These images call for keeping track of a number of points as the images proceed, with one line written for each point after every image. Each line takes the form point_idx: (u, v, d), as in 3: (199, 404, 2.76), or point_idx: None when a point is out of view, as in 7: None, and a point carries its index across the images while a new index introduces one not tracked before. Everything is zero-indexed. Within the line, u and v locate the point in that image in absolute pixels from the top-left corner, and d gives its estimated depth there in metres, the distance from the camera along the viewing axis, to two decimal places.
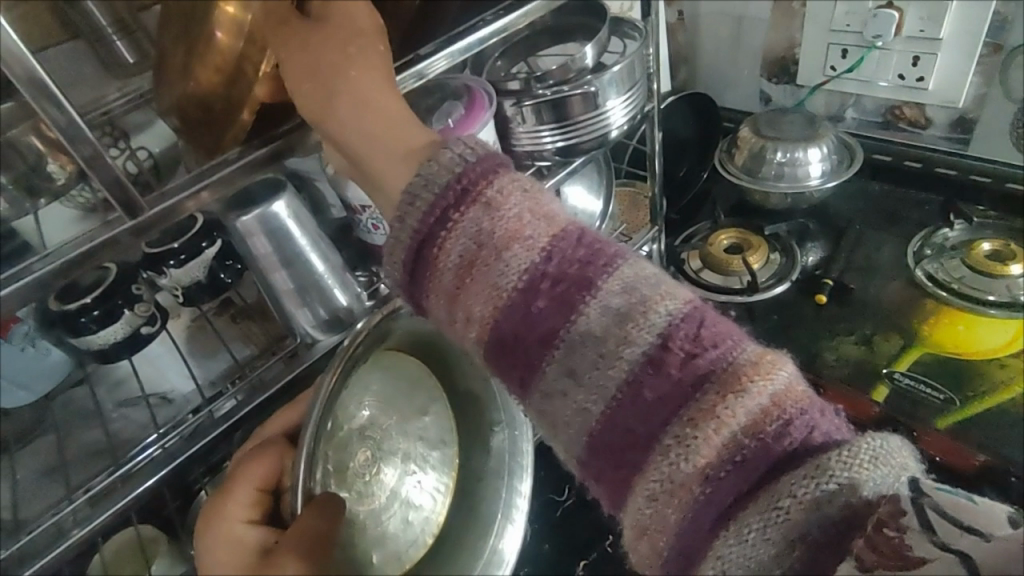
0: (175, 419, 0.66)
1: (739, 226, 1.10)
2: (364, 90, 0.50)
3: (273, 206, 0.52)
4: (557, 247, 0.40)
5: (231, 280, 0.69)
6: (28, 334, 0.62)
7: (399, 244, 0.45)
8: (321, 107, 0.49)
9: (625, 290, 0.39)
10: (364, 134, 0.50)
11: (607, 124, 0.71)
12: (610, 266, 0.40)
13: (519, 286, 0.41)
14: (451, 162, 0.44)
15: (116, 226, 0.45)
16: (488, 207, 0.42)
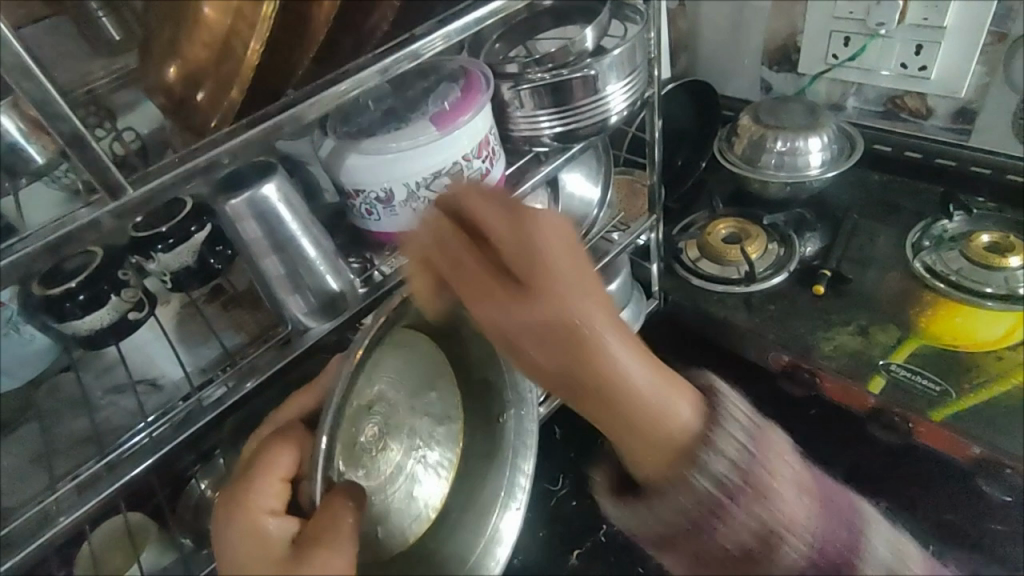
0: (163, 406, 0.64)
1: (738, 216, 1.09)
2: (537, 316, 0.43)
3: (262, 189, 0.50)
4: (821, 526, 0.47)
5: (222, 265, 0.67)
6: (10, 318, 0.61)
7: (662, 520, 0.47)
8: (597, 409, 0.45)
9: (853, 533, 0.48)
10: (614, 412, 0.45)
11: (606, 110, 0.70)
12: (854, 541, 0.47)
13: (755, 545, 0.46)
14: (736, 452, 0.45)
15: (96, 208, 0.42)
16: (764, 502, 0.45)
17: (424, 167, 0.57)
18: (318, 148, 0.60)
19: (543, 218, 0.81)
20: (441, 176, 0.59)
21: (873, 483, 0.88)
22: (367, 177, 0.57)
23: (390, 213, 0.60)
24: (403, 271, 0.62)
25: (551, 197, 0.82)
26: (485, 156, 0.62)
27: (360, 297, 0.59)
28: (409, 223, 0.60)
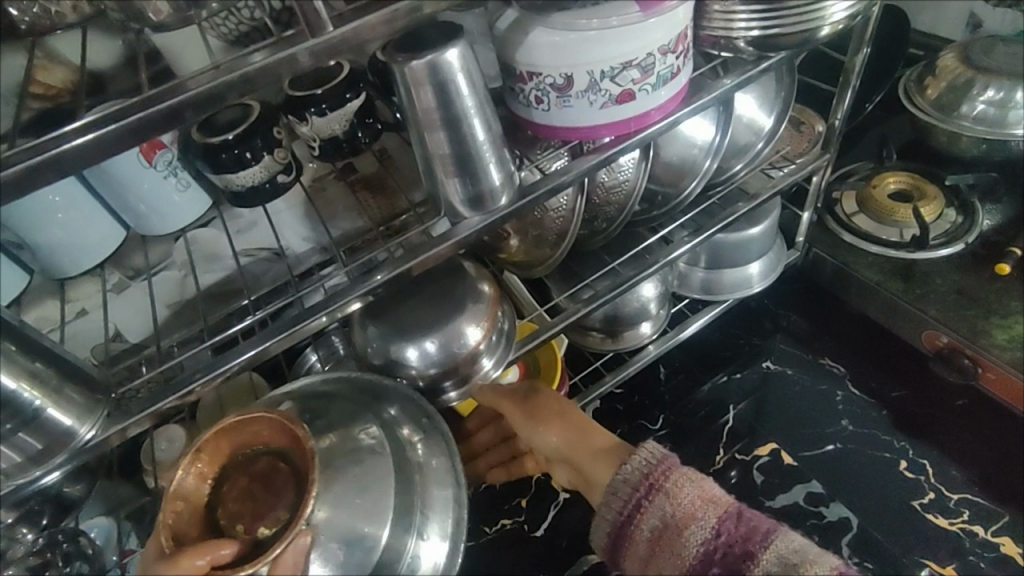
0: (270, 294, 0.73)
1: (911, 171, 0.96)
2: (550, 404, 0.65)
3: (447, 53, 0.45)
4: (724, 525, 0.51)
5: (367, 140, 0.64)
6: (172, 162, 0.59)
7: (607, 522, 0.55)
8: (551, 441, 0.63)
9: (781, 561, 0.48)
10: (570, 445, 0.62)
11: (820, 18, 0.59)
12: (765, 540, 0.49)
13: (696, 557, 0.50)
14: (640, 461, 0.55)
15: (295, 43, 0.41)
16: (668, 496, 0.53)
17: (615, 56, 0.51)
18: (495, 20, 0.54)
19: (705, 139, 0.72)
20: (631, 68, 0.52)
21: (1014, 489, 0.79)
22: (549, 59, 0.51)
23: (563, 104, 0.53)
24: (560, 176, 0.57)
25: (720, 117, 0.72)
26: (680, 52, 0.54)
27: (515, 195, 0.54)
28: (581, 118, 0.54)
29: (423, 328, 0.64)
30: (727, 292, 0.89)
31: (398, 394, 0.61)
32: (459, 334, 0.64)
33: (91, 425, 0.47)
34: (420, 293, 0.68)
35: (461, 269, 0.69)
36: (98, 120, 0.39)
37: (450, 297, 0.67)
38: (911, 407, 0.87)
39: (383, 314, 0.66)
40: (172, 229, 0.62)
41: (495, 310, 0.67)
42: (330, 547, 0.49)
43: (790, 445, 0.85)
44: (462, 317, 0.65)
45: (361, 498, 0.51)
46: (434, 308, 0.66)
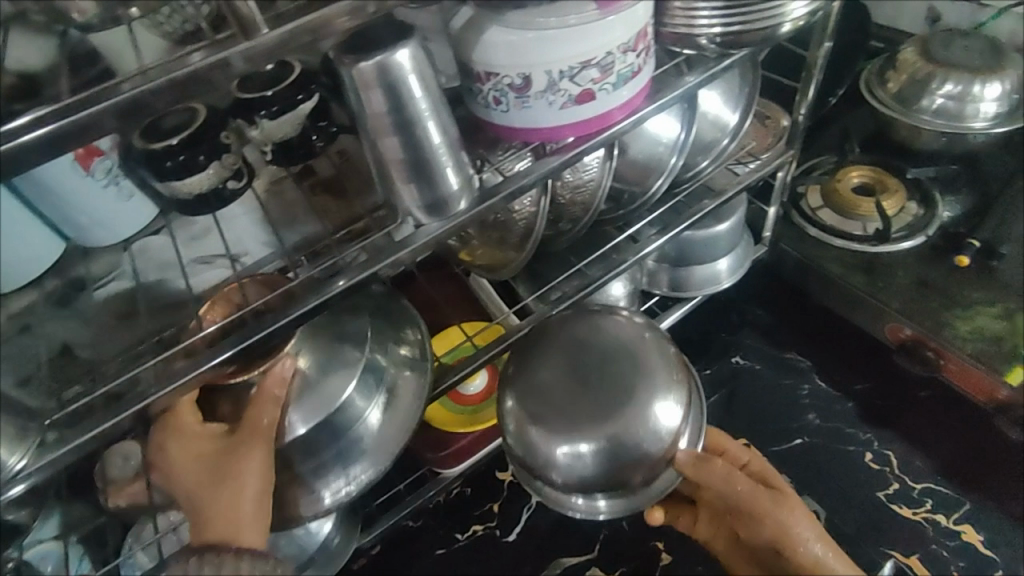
0: None
1: (873, 164, 0.97)
2: (795, 516, 0.61)
3: (396, 54, 0.43)
4: None
5: (323, 143, 0.62)
6: (112, 170, 0.55)
7: None
8: (774, 545, 0.60)
9: None
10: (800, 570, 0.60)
11: (781, 15, 0.59)
12: None
13: None
14: None
15: (228, 47, 0.39)
16: None
17: (573, 55, 0.49)
18: (450, 18, 0.52)
19: (670, 137, 0.71)
20: (590, 68, 0.51)
21: (973, 475, 0.81)
22: (506, 59, 0.49)
23: (521, 104, 0.52)
24: (521, 178, 0.56)
25: (684, 114, 0.71)
26: (640, 51, 0.53)
27: (475, 199, 0.53)
28: (541, 119, 0.53)
29: (607, 416, 0.62)
30: (696, 289, 0.89)
31: (383, 302, 0.66)
32: (656, 416, 0.62)
33: (20, 454, 0.46)
34: (590, 371, 0.66)
35: (632, 335, 0.67)
36: (14, 131, 0.36)
37: (632, 374, 0.64)
38: (876, 399, 0.88)
39: (560, 403, 0.64)
40: (114, 239, 0.59)
41: (682, 379, 0.65)
42: (301, 405, 0.56)
43: (759, 440, 0.86)
44: (654, 395, 0.63)
45: (333, 366, 0.58)
46: (618, 390, 0.64)
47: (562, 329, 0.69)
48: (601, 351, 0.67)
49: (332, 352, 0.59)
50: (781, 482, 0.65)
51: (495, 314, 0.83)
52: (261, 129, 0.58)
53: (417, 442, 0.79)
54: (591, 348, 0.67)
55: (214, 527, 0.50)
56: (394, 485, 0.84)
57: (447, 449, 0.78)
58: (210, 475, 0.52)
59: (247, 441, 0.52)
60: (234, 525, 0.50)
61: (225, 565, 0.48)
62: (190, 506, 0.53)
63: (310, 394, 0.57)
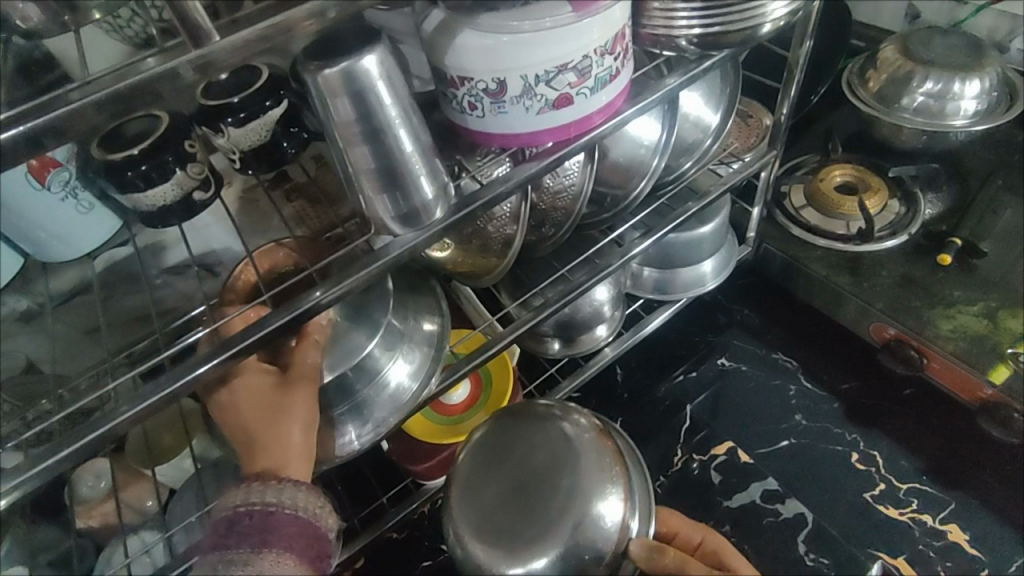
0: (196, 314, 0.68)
1: (857, 163, 0.96)
2: None
3: (363, 60, 0.42)
4: None
5: (294, 150, 0.60)
6: (69, 182, 0.53)
7: None
8: None
9: None
10: None
11: (761, 15, 0.58)
12: None
13: None
14: None
15: (182, 54, 0.37)
16: None
17: (549, 59, 0.48)
18: (421, 20, 0.50)
19: (652, 139, 0.70)
20: (567, 72, 0.49)
21: (959, 475, 0.81)
22: (480, 62, 0.48)
23: (497, 109, 0.50)
24: (500, 185, 0.54)
25: (666, 116, 0.70)
26: (618, 54, 0.51)
27: (451, 207, 0.51)
28: (518, 124, 0.51)
29: (551, 530, 0.60)
30: (681, 292, 0.88)
31: (415, 274, 0.70)
32: (599, 517, 0.60)
33: None
34: (528, 481, 0.64)
35: (565, 433, 0.65)
36: None
37: (567, 477, 0.62)
38: (863, 398, 0.88)
39: (503, 526, 0.62)
40: (75, 255, 0.56)
41: (621, 467, 0.63)
42: (331, 352, 0.60)
43: (746, 442, 0.85)
44: (592, 494, 0.61)
45: (360, 321, 0.62)
46: (558, 498, 0.62)
47: (494, 436, 0.67)
48: (535, 456, 0.65)
49: (362, 314, 0.63)
50: (736, 565, 0.62)
51: (477, 323, 0.81)
52: (226, 136, 0.56)
53: (401, 454, 0.78)
54: (526, 455, 0.65)
55: (265, 458, 0.52)
56: (377, 497, 0.82)
57: (432, 460, 0.77)
58: (268, 408, 0.54)
59: (303, 381, 0.55)
60: (282, 458, 0.52)
61: (267, 490, 0.49)
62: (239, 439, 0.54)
63: (342, 351, 0.61)
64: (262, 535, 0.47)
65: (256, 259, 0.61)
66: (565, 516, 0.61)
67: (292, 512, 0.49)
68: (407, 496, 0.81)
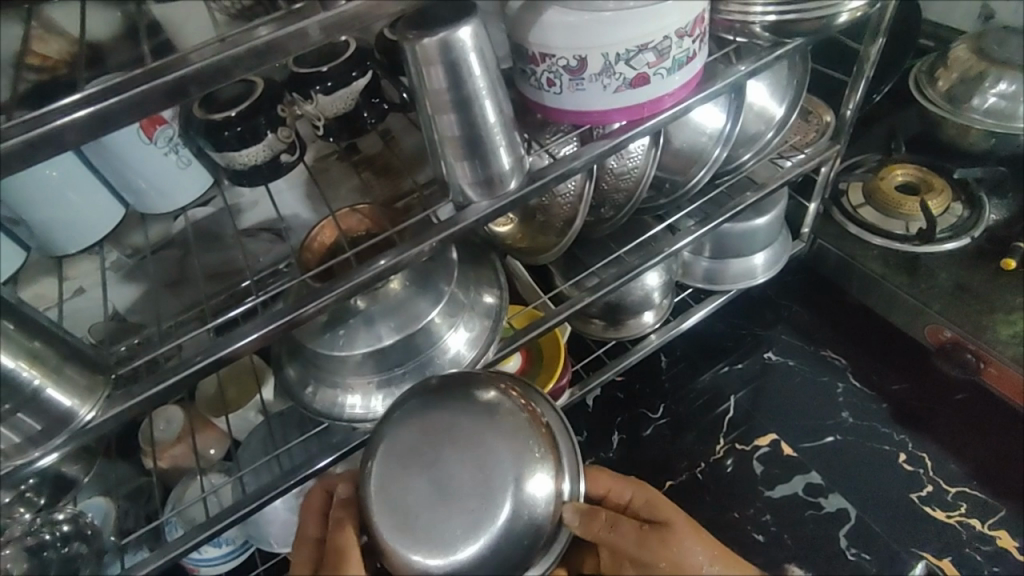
0: (268, 273, 0.71)
1: (918, 164, 0.95)
2: (692, 549, 0.55)
3: (459, 31, 0.44)
4: None
5: (374, 121, 0.63)
6: (173, 139, 0.57)
7: None
8: None
9: None
10: None
11: (837, 6, 0.59)
12: None
13: None
14: None
15: (305, 16, 0.40)
16: None
17: (630, 38, 0.49)
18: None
19: (716, 127, 0.70)
20: (646, 52, 0.51)
21: (1009, 481, 0.80)
22: (563, 40, 0.50)
23: (575, 86, 0.52)
24: (570, 161, 0.56)
25: (732, 104, 0.70)
26: (697, 36, 0.52)
27: (524, 178, 0.53)
28: (594, 102, 0.53)
29: (471, 519, 0.50)
30: (731, 283, 0.89)
31: (477, 247, 0.73)
32: (524, 497, 0.50)
33: (90, 405, 0.45)
34: (440, 475, 0.52)
35: (488, 404, 0.53)
36: (104, 91, 0.37)
37: (486, 453, 0.51)
38: (913, 401, 0.87)
39: (406, 521, 0.50)
40: (172, 208, 0.61)
41: (549, 440, 0.52)
42: (396, 316, 0.63)
43: (791, 436, 0.85)
44: (516, 468, 0.51)
45: (424, 288, 0.65)
46: (474, 481, 0.51)
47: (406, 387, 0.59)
48: (450, 442, 0.52)
49: (426, 282, 0.65)
50: (668, 514, 0.57)
51: (531, 300, 0.83)
52: (313, 103, 0.60)
53: None
54: (438, 439, 0.53)
55: None
56: None
57: None
58: None
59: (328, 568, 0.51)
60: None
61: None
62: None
63: (405, 318, 0.63)
64: None
65: (328, 225, 0.64)
66: (487, 505, 0.50)
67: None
68: None
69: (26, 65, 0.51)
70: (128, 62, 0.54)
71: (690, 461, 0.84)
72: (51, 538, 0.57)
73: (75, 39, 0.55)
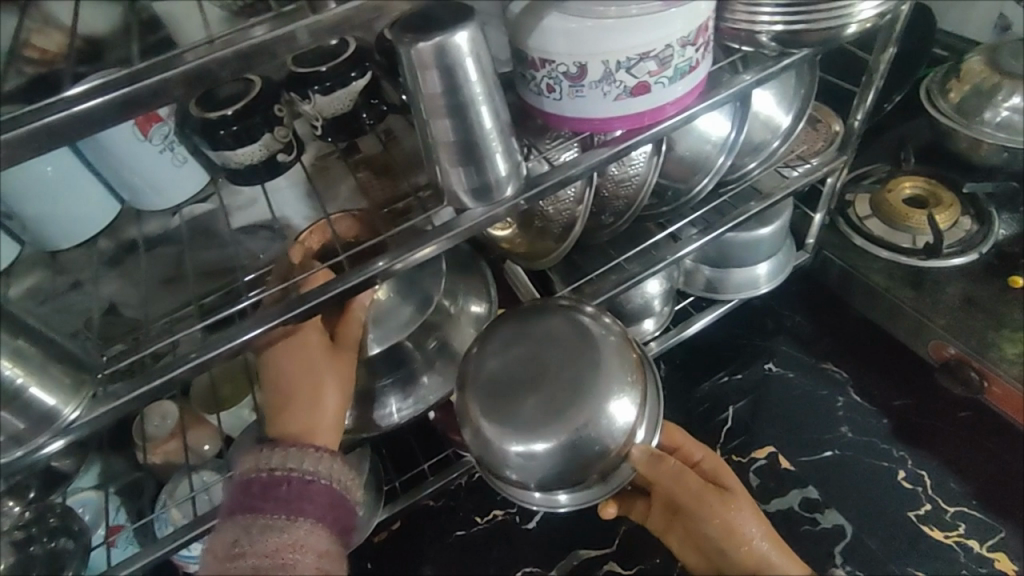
0: None
1: (928, 176, 0.93)
2: (748, 521, 0.59)
3: (456, 35, 0.43)
4: None
5: (372, 122, 0.63)
6: (168, 137, 0.57)
7: None
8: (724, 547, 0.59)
9: None
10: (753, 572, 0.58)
11: (846, 15, 0.57)
12: None
13: None
14: None
15: (298, 18, 0.39)
16: None
17: (632, 45, 0.49)
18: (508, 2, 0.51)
19: (720, 136, 0.70)
20: (648, 60, 0.50)
21: (1010, 502, 0.79)
22: (563, 45, 0.49)
23: (575, 93, 0.51)
24: (569, 168, 0.55)
25: (737, 113, 0.69)
26: (701, 45, 0.51)
27: (520, 184, 0.53)
28: (594, 109, 0.52)
29: (557, 415, 0.58)
30: (733, 292, 0.88)
31: (464, 258, 0.72)
32: (607, 416, 0.58)
33: (75, 405, 0.44)
34: (544, 373, 0.61)
35: (592, 332, 0.61)
36: (92, 91, 0.37)
37: (586, 368, 0.60)
38: (914, 417, 0.86)
39: (507, 403, 0.59)
40: (166, 205, 0.61)
41: (639, 377, 0.60)
42: (379, 326, 0.63)
43: (788, 448, 0.84)
44: (606, 389, 0.59)
45: (407, 298, 0.64)
46: (568, 386, 0.59)
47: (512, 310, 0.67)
48: (553, 349, 0.61)
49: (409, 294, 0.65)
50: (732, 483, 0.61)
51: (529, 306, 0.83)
52: (309, 103, 0.59)
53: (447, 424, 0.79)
54: (546, 344, 0.62)
55: (294, 425, 0.55)
56: (418, 463, 0.85)
57: None
58: (309, 377, 0.56)
59: (346, 354, 0.59)
60: (312, 425, 0.55)
61: (293, 456, 0.51)
62: (273, 390, 0.57)
63: (389, 324, 0.63)
64: (299, 503, 0.49)
65: (315, 231, 0.64)
66: (575, 408, 0.58)
67: (328, 482, 0.51)
68: (448, 465, 0.83)
69: (20, 60, 0.51)
70: (125, 57, 0.53)
71: None
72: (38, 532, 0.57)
73: (73, 34, 0.54)
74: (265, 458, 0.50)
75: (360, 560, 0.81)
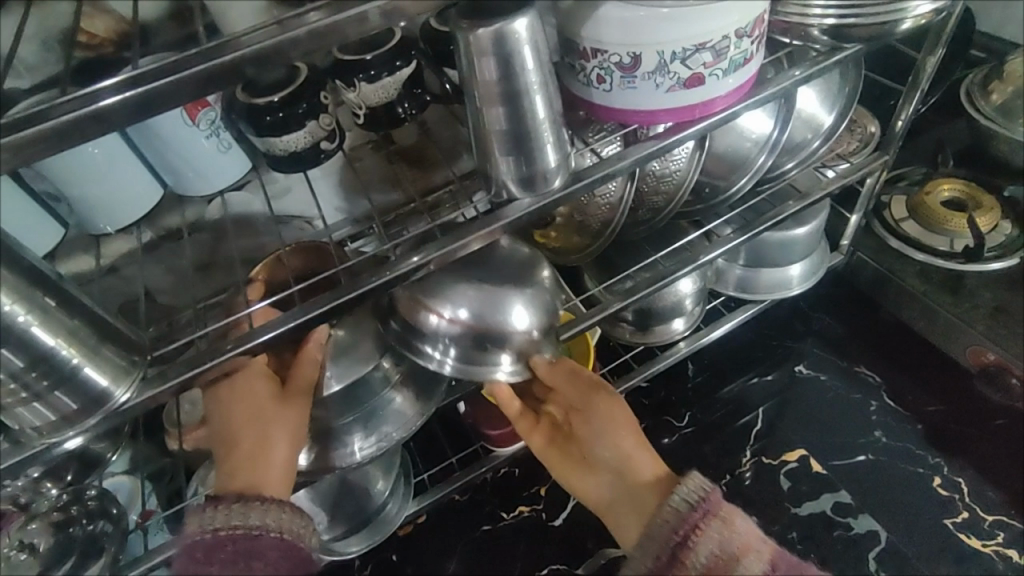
0: None
1: (967, 179, 0.92)
2: (628, 438, 0.59)
3: (515, 22, 0.43)
4: None
5: (415, 112, 0.62)
6: (214, 122, 0.57)
7: None
8: (602, 452, 0.59)
9: None
10: (624, 482, 0.59)
11: (901, 11, 0.56)
12: None
13: None
14: None
15: (365, 1, 0.39)
16: None
17: (688, 36, 0.48)
18: None
19: (763, 133, 0.68)
20: (703, 51, 0.49)
21: None
22: (618, 35, 0.48)
23: (626, 84, 0.51)
24: (615, 162, 0.55)
25: (781, 110, 0.68)
26: (756, 37, 0.51)
27: (568, 176, 0.52)
28: (645, 102, 0.51)
29: (484, 285, 0.58)
30: (765, 293, 0.86)
31: None
32: (518, 308, 0.57)
33: (126, 386, 0.44)
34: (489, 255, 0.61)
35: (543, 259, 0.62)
36: (163, 70, 0.37)
37: (529, 272, 0.60)
38: (949, 423, 0.85)
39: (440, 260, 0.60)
40: (209, 190, 0.60)
41: (552, 318, 0.60)
42: (338, 363, 0.60)
43: (820, 452, 0.83)
44: (531, 296, 0.58)
45: (370, 333, 0.62)
46: (508, 270, 0.59)
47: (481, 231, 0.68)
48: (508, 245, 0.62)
49: (371, 331, 0.62)
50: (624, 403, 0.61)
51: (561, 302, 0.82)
52: (353, 91, 0.59)
53: (477, 417, 0.79)
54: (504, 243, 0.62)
55: (240, 477, 0.52)
56: (446, 457, 0.84)
57: (504, 429, 0.78)
58: (256, 427, 0.54)
59: (296, 398, 0.56)
60: (257, 475, 0.52)
61: (236, 512, 0.50)
62: (219, 443, 0.54)
63: (343, 363, 0.60)
64: (246, 561, 0.49)
65: (268, 264, 0.59)
66: (501, 284, 0.58)
67: (276, 536, 0.50)
68: (476, 460, 0.82)
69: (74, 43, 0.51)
70: (175, 42, 0.53)
71: (715, 474, 0.82)
72: (77, 514, 0.58)
73: (123, 18, 0.54)
74: (206, 520, 0.49)
75: (386, 552, 0.81)
